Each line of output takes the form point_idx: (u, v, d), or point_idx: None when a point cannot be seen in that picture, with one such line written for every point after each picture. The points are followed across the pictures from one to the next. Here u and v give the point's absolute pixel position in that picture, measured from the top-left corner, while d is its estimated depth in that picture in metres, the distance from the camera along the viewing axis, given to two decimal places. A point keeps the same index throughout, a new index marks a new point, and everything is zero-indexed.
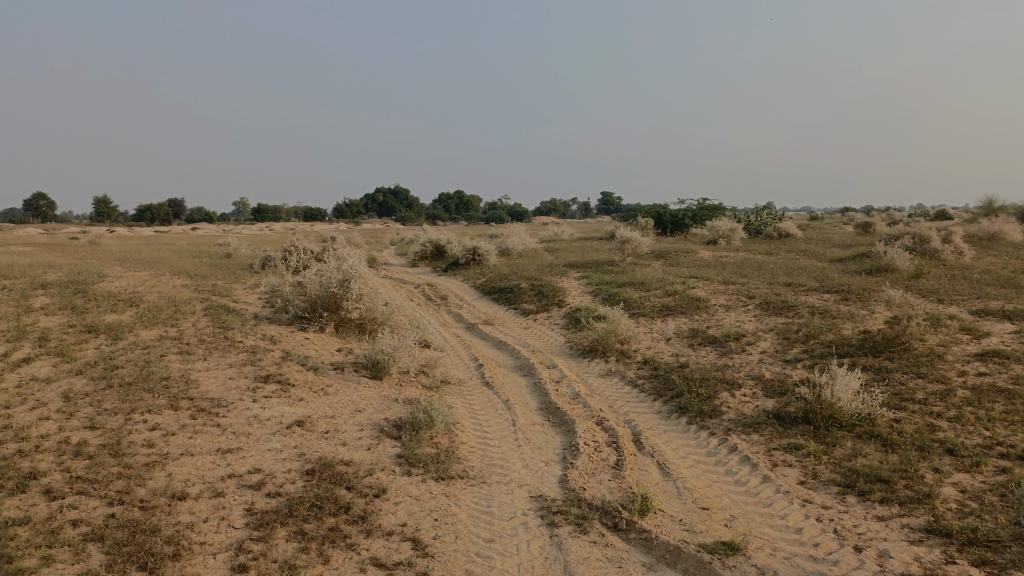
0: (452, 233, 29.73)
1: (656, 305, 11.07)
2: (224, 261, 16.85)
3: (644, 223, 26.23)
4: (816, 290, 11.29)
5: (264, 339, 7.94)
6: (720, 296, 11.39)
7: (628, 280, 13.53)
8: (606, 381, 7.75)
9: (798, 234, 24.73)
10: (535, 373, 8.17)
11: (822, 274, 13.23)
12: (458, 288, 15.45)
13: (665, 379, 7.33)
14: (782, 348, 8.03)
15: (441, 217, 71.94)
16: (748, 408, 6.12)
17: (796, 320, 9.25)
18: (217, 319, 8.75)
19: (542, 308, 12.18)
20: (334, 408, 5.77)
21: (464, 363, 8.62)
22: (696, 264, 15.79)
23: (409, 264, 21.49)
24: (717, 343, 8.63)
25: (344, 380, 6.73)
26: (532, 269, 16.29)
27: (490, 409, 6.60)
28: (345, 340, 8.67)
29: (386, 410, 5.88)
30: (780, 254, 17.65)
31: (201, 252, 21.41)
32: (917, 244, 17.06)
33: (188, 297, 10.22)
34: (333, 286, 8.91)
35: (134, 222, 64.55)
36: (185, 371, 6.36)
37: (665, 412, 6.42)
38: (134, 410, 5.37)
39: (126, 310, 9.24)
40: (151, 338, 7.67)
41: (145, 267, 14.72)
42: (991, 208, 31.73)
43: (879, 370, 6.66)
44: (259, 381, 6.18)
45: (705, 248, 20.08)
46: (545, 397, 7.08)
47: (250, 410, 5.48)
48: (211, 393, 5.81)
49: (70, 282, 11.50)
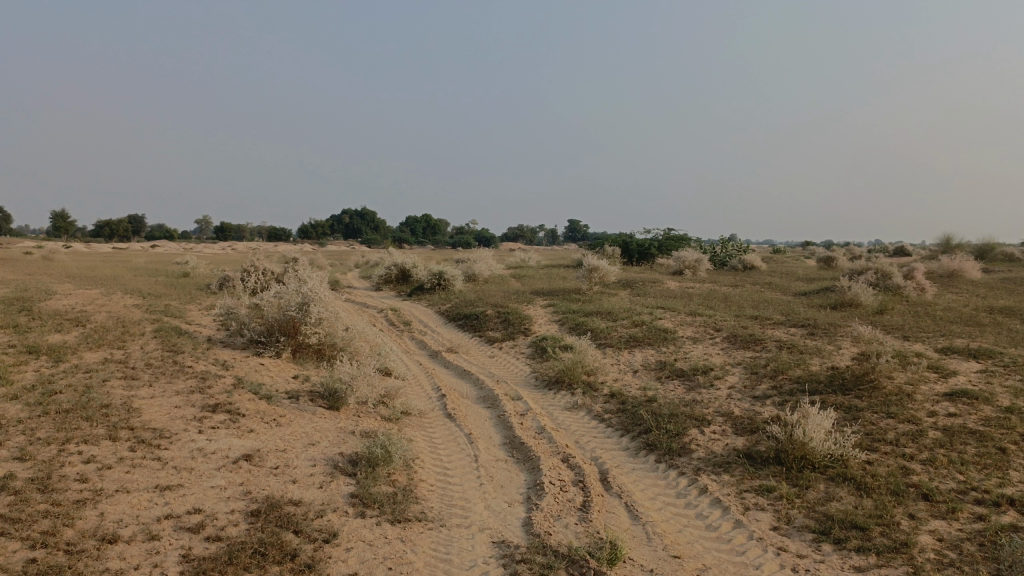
0: (418, 257, 29.50)
1: (623, 336, 10.92)
2: (181, 280, 16.34)
3: (611, 251, 26.24)
4: (783, 324, 11.26)
5: (216, 363, 7.58)
6: (688, 327, 11.29)
7: (595, 309, 13.38)
8: (571, 414, 7.53)
9: (762, 266, 24.92)
10: (500, 405, 7.92)
11: (788, 307, 13.22)
12: (422, 313, 15.17)
13: (632, 414, 7.13)
14: (751, 383, 7.89)
15: (407, 240, 71.56)
16: (717, 446, 5.94)
17: (764, 354, 9.14)
18: (168, 341, 8.36)
19: (507, 336, 11.95)
20: (286, 440, 5.46)
21: (426, 393, 8.33)
22: (663, 295, 15.72)
23: (373, 287, 21.15)
24: (684, 377, 8.47)
25: (298, 410, 6.41)
26: (498, 295, 16.08)
27: (452, 444, 6.33)
28: (303, 367, 8.34)
29: (342, 443, 5.59)
30: (746, 287, 17.69)
31: (158, 271, 20.85)
32: (879, 280, 17.23)
33: (138, 318, 9.79)
34: (291, 310, 8.58)
35: (92, 237, 63.16)
36: (128, 399, 5.99)
37: (633, 449, 6.21)
38: (68, 440, 5.00)
39: (71, 330, 8.80)
40: (95, 361, 7.26)
41: (97, 285, 14.19)
42: (947, 245, 32.44)
43: (849, 409, 6.54)
44: (206, 410, 5.83)
45: (671, 278, 20.08)
46: (509, 431, 6.83)
47: (195, 442, 5.14)
48: (153, 423, 5.46)
49: (15, 299, 10.97)
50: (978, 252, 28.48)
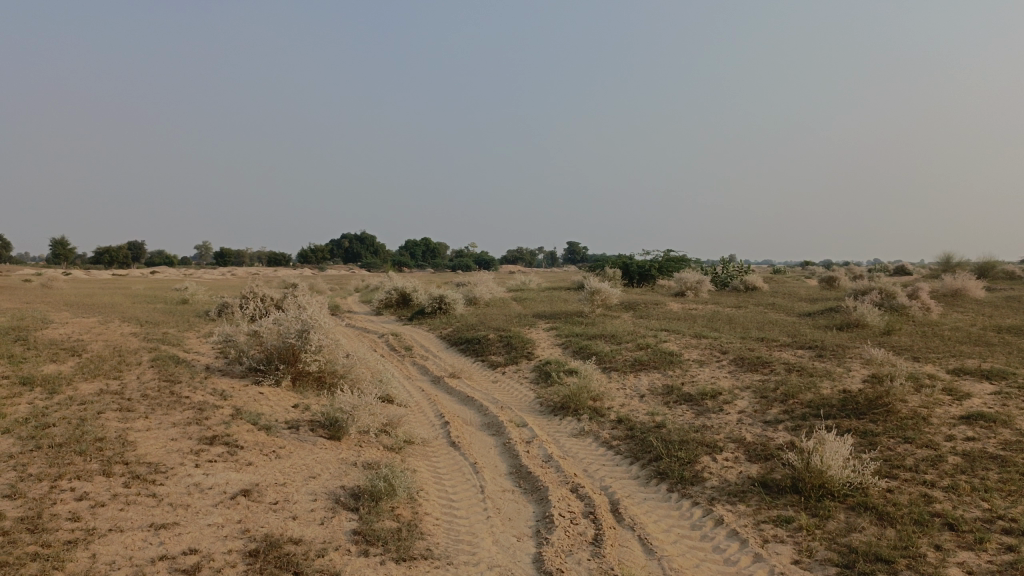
0: (418, 280, 29.39)
1: (628, 359, 10.75)
2: (180, 307, 16.21)
3: (612, 273, 26.12)
4: (789, 346, 11.09)
5: (214, 393, 7.41)
6: (693, 350, 11.12)
7: (599, 332, 13.22)
8: (579, 441, 7.35)
9: (764, 286, 24.79)
10: (505, 432, 7.74)
11: (793, 328, 13.06)
12: (423, 338, 15.03)
13: (641, 440, 6.95)
14: (761, 407, 7.72)
15: (407, 263, 71.59)
16: (731, 474, 5.76)
17: (772, 377, 8.96)
18: (165, 371, 8.19)
19: (510, 361, 11.78)
20: (286, 473, 5.28)
21: (429, 420, 8.15)
22: (666, 317, 15.57)
23: (374, 312, 21.02)
24: (693, 402, 8.30)
25: (298, 441, 6.23)
26: (499, 319, 15.94)
27: (457, 474, 6.14)
28: (303, 396, 8.16)
29: (344, 475, 5.41)
30: (749, 308, 17.55)
31: (157, 297, 20.74)
32: (884, 299, 17.10)
33: (135, 347, 9.63)
34: (290, 337, 8.42)
35: (91, 264, 63.16)
36: (123, 431, 5.81)
37: (644, 477, 6.03)
38: (60, 476, 4.82)
39: (67, 361, 8.63)
40: (90, 392, 7.09)
41: (95, 313, 14.04)
42: (948, 264, 32.37)
43: (865, 434, 6.36)
44: (204, 442, 5.65)
45: (673, 300, 19.95)
46: (515, 460, 6.65)
47: (191, 477, 4.97)
48: (148, 457, 5.28)
49: (11, 329, 10.82)
50: (980, 270, 28.40)
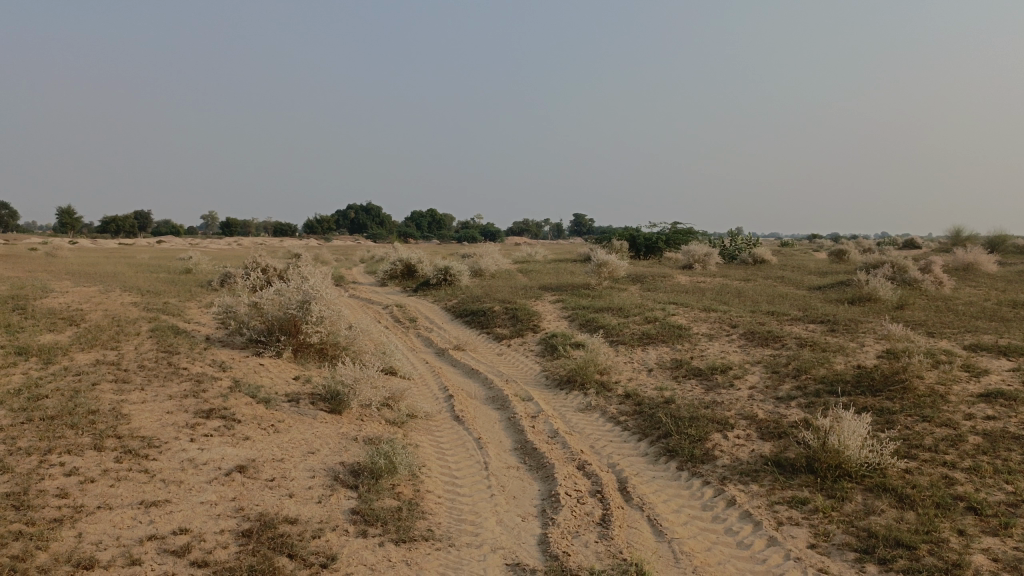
0: (424, 251, 29.16)
1: (636, 333, 10.54)
2: (182, 277, 16.05)
3: (619, 245, 25.82)
4: (801, 320, 10.86)
5: (213, 365, 7.25)
6: (702, 324, 10.92)
7: (606, 304, 13.01)
8: (586, 416, 7.18)
9: (773, 259, 24.50)
10: (510, 406, 7.57)
11: (804, 302, 12.83)
12: (428, 309, 14.84)
13: (650, 416, 6.76)
14: (773, 383, 7.52)
15: (412, 234, 71.41)
16: (743, 453, 5.58)
17: (784, 352, 8.75)
18: (164, 341, 8.03)
19: (516, 333, 11.60)
20: (284, 448, 5.12)
21: (432, 393, 7.99)
22: (674, 289, 15.35)
23: (378, 283, 20.86)
24: (702, 377, 8.10)
25: (297, 415, 6.06)
26: (505, 290, 15.75)
27: (461, 449, 5.98)
28: (304, 368, 8.00)
29: (344, 451, 5.25)
30: (758, 281, 17.30)
31: (161, 267, 20.62)
32: (896, 273, 16.82)
33: (135, 317, 9.48)
34: (291, 308, 8.23)
35: (97, 233, 63.19)
36: (118, 404, 5.65)
37: (652, 455, 5.86)
38: (51, 450, 4.66)
39: (64, 330, 8.48)
40: (86, 363, 6.93)
41: (97, 282, 13.88)
42: (958, 238, 32.01)
43: (881, 412, 6.16)
44: (200, 416, 5.49)
45: (681, 273, 19.69)
46: (520, 435, 6.48)
47: (185, 452, 4.81)
48: (142, 431, 5.12)
49: (11, 297, 10.67)
50: (990, 244, 28.02)
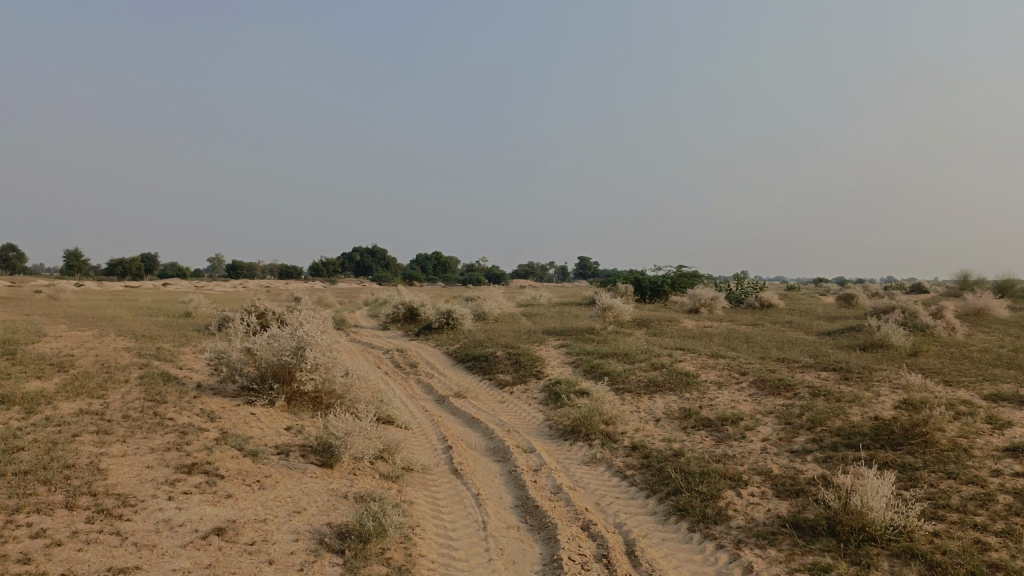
0: (427, 294, 28.92)
1: (642, 380, 10.22)
2: (181, 320, 15.80)
3: (625, 289, 25.55)
4: (813, 367, 10.54)
5: (201, 414, 6.95)
6: (710, 371, 10.59)
7: (611, 350, 12.70)
8: (590, 470, 6.85)
9: (780, 303, 24.18)
10: (511, 458, 7.24)
11: (815, 348, 12.49)
12: (430, 354, 14.56)
13: (658, 471, 6.43)
14: (787, 435, 7.18)
15: (417, 277, 71.35)
16: (758, 513, 5.24)
17: (797, 402, 8.41)
18: (153, 389, 7.73)
19: (519, 379, 11.28)
20: (268, 507, 4.81)
21: (430, 444, 7.66)
22: (681, 335, 15.03)
23: (380, 326, 20.58)
24: (712, 428, 7.76)
25: (286, 469, 5.75)
26: (508, 335, 15.45)
27: (458, 507, 5.65)
28: (297, 417, 7.68)
29: (332, 510, 4.94)
30: (766, 326, 16.99)
31: (162, 310, 20.39)
32: (907, 318, 16.49)
33: (126, 363, 9.20)
34: (286, 354, 7.96)
35: (103, 276, 63.26)
36: (96, 458, 5.34)
37: (661, 514, 5.51)
38: (18, 508, 4.32)
39: (51, 377, 8.19)
40: (69, 412, 6.63)
41: (93, 326, 13.62)
42: (966, 282, 31.73)
43: (904, 469, 5.83)
44: (181, 471, 5.18)
45: (687, 317, 19.39)
46: (521, 491, 6.14)
47: (162, 512, 4.50)
48: (118, 488, 4.80)
49: (1, 342, 10.40)
50: (999, 288, 27.71)
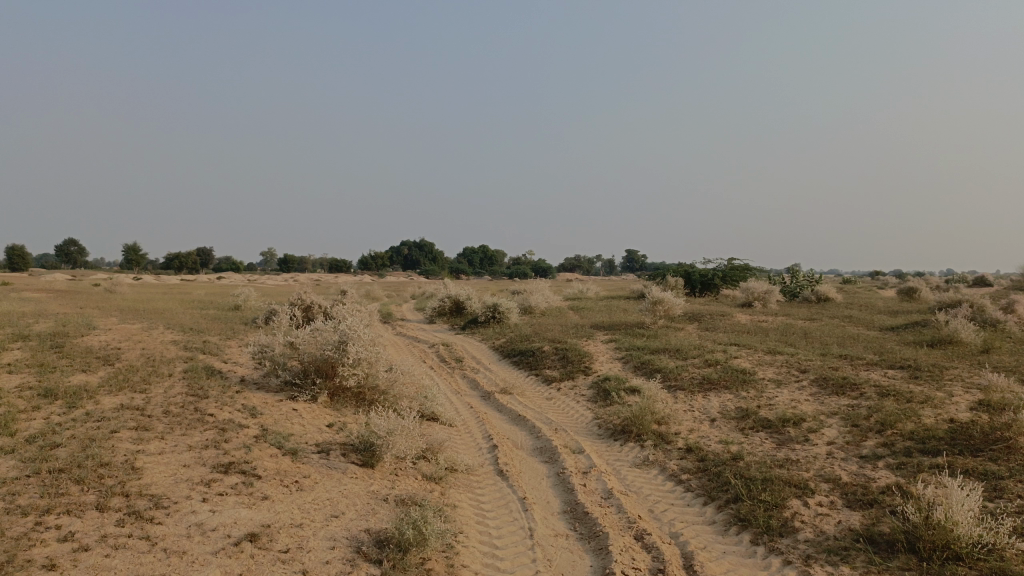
0: (473, 288, 28.76)
1: (695, 378, 9.79)
2: (229, 314, 15.85)
3: (674, 282, 24.97)
4: (877, 365, 9.98)
5: (242, 410, 6.81)
6: (768, 368, 10.11)
7: (662, 345, 12.29)
8: (643, 473, 6.50)
9: (837, 297, 23.37)
10: (559, 459, 6.94)
11: (878, 345, 11.88)
12: (476, 348, 14.34)
13: (716, 475, 6.06)
14: (854, 438, 6.73)
15: (464, 271, 71.46)
16: (826, 525, 4.84)
17: (863, 402, 7.93)
18: (195, 384, 7.63)
19: (566, 375, 10.97)
20: (305, 510, 4.60)
21: (476, 443, 7.41)
22: (735, 330, 14.53)
23: (426, 320, 20.47)
24: (772, 430, 7.33)
25: (326, 469, 5.54)
26: (555, 329, 15.14)
27: (503, 512, 5.38)
28: (340, 413, 7.50)
29: (371, 514, 4.71)
30: (825, 321, 16.34)
31: (212, 303, 20.63)
32: (977, 313, 15.66)
33: (171, 357, 9.15)
34: (328, 349, 7.77)
35: (159, 269, 64.89)
36: (132, 456, 5.20)
37: (720, 524, 5.15)
38: (48, 509, 4.17)
39: (97, 371, 8.15)
40: (110, 408, 6.53)
41: (143, 319, 13.71)
42: None
43: (987, 477, 5.35)
44: (217, 471, 5.00)
45: (741, 311, 18.80)
46: (570, 495, 5.83)
47: (195, 515, 4.31)
48: (152, 489, 4.64)
49: (52, 335, 10.47)
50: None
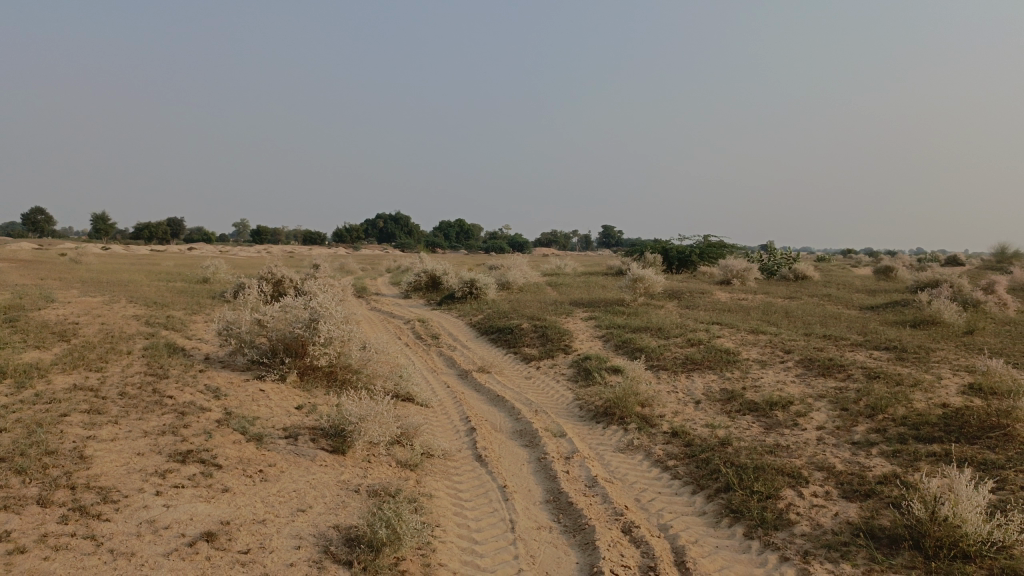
0: (450, 263, 28.36)
1: (678, 357, 9.53)
2: (196, 287, 15.32)
3: (652, 259, 24.76)
4: (862, 346, 9.79)
5: (206, 391, 6.42)
6: (752, 348, 9.89)
7: (644, 323, 12.03)
8: (627, 458, 6.24)
9: (815, 275, 23.28)
10: (540, 443, 6.65)
11: (862, 325, 11.71)
12: (452, 325, 13.99)
13: (704, 462, 5.80)
14: (845, 423, 6.52)
15: (440, 244, 70.93)
16: (823, 518, 4.61)
17: (851, 385, 7.72)
18: (155, 363, 7.20)
19: (545, 354, 10.68)
20: (269, 504, 4.26)
21: (453, 426, 7.10)
22: (715, 308, 14.31)
23: (402, 294, 20.06)
24: (759, 413, 7.09)
25: (293, 457, 5.20)
26: (534, 306, 14.83)
27: (483, 502, 5.08)
28: (310, 394, 7.14)
29: (341, 507, 4.38)
30: (805, 299, 16.19)
31: (180, 276, 20.01)
32: (957, 292, 15.57)
33: (132, 333, 8.69)
34: (297, 327, 7.39)
35: (129, 240, 63.54)
36: (81, 443, 4.79)
37: (711, 516, 4.89)
38: None
39: (51, 347, 7.68)
40: (61, 388, 6.10)
41: (106, 292, 13.15)
42: (1004, 256, 30.65)
43: (986, 467, 5.14)
44: (174, 460, 4.63)
45: (720, 289, 18.60)
46: (553, 482, 5.55)
47: (149, 511, 3.95)
48: (101, 480, 4.26)
49: (6, 308, 9.93)
50: None
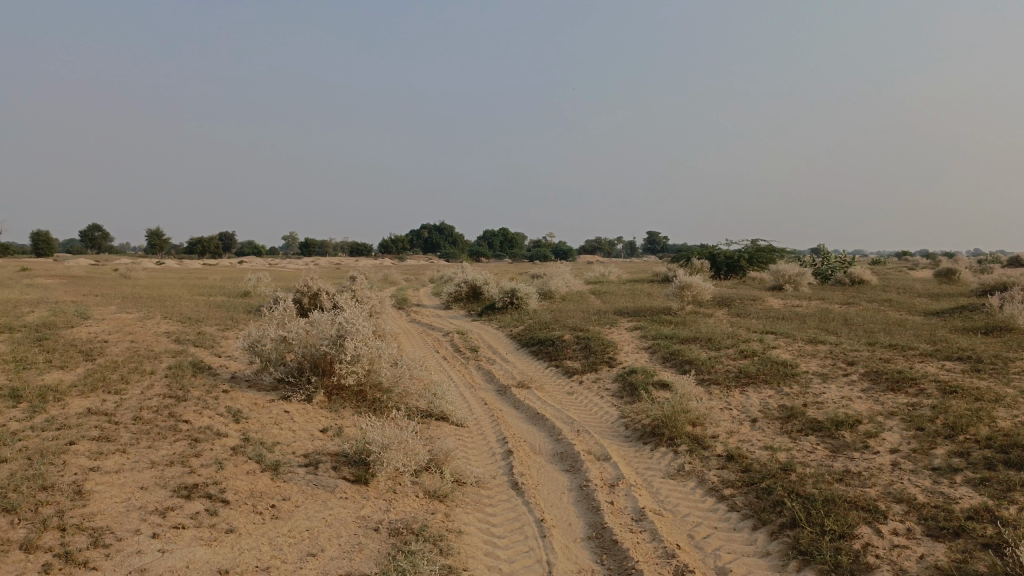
0: (491, 272, 27.92)
1: (731, 371, 8.89)
2: (234, 301, 15.14)
3: (699, 265, 23.99)
4: (932, 356, 9.03)
5: (226, 414, 6.07)
6: (810, 360, 9.20)
7: (692, 333, 11.40)
8: (677, 486, 5.69)
9: (872, 279, 22.23)
10: (582, 468, 6.12)
11: (929, 332, 10.87)
12: (492, 337, 13.54)
13: (765, 491, 5.22)
14: (923, 445, 5.85)
15: (484, 253, 70.75)
16: (907, 562, 3.99)
17: (925, 401, 7.01)
18: (177, 383, 6.88)
19: (588, 367, 10.14)
20: (278, 549, 3.84)
21: (489, 449, 6.61)
22: (768, 315, 13.58)
23: (443, 305, 19.68)
24: (823, 434, 6.44)
25: (310, 488, 4.78)
26: (577, 316, 14.28)
27: (517, 539, 4.59)
28: (337, 415, 6.75)
29: (357, 550, 3.94)
30: (864, 305, 15.32)
31: (221, 290, 19.96)
32: None
33: (159, 351, 8.41)
34: (324, 344, 7.01)
35: (181, 254, 64.78)
36: (82, 476, 4.42)
37: (776, 558, 4.33)
38: None
39: (74, 368, 7.42)
40: (75, 413, 5.78)
41: (143, 307, 12.99)
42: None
43: None
44: (179, 496, 4.24)
45: (773, 295, 17.77)
46: (595, 515, 5.02)
47: (144, 557, 3.53)
48: (97, 520, 3.85)
49: (38, 327, 9.75)
50: None
